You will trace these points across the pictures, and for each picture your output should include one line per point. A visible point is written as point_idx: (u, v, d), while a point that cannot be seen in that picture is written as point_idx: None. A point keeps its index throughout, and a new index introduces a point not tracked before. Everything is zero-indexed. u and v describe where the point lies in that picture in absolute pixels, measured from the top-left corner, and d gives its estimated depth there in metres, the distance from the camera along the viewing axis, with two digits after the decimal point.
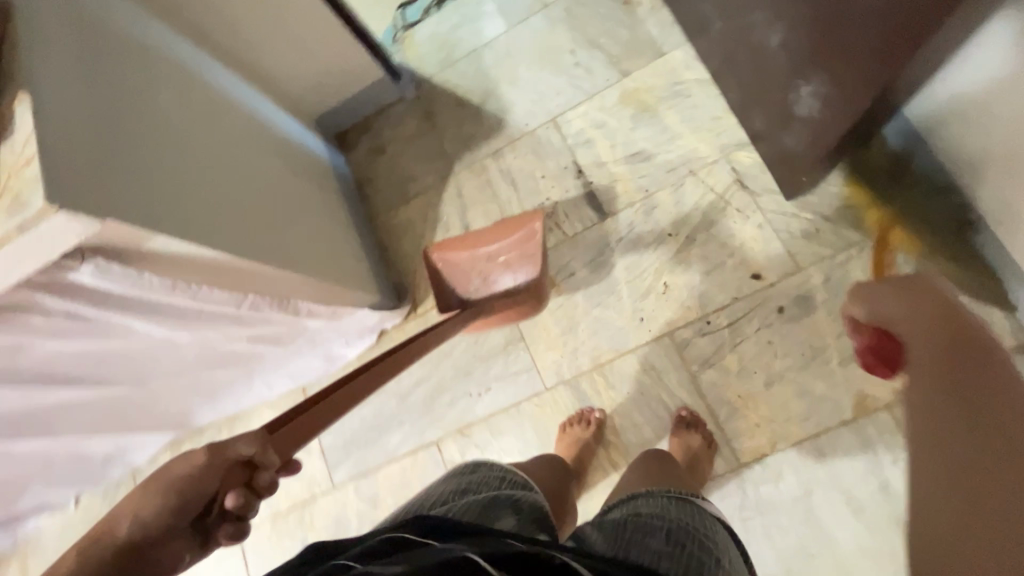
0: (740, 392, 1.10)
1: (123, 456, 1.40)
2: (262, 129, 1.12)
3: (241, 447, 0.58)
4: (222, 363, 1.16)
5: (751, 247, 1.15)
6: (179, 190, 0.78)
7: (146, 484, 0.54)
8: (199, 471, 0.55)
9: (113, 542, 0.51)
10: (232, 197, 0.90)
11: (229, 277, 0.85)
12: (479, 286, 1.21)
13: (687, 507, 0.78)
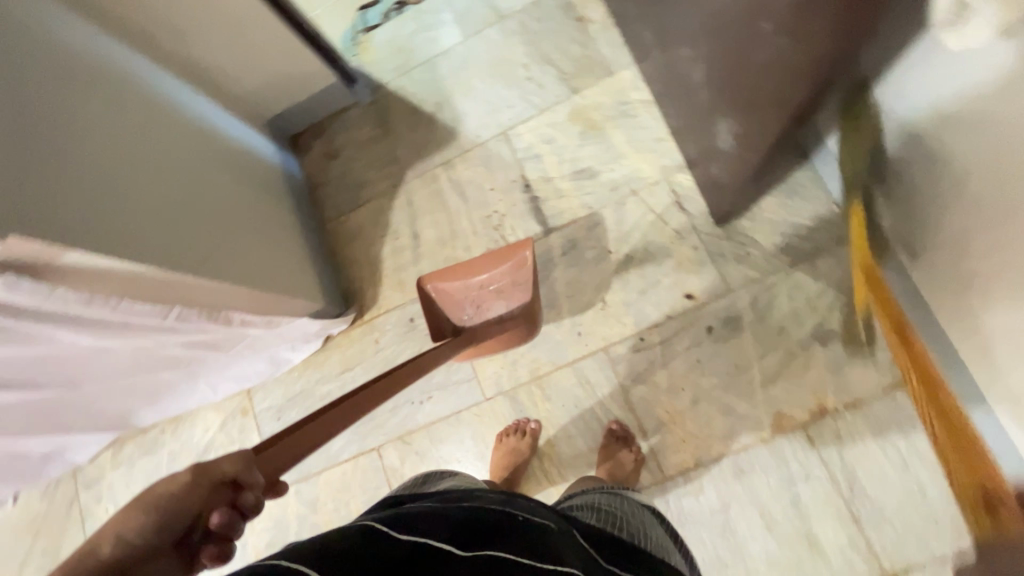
0: (668, 407, 1.14)
1: (62, 455, 1.38)
2: (206, 136, 1.12)
3: (228, 463, 0.48)
4: (162, 368, 1.17)
5: (686, 268, 1.19)
6: (98, 203, 0.78)
7: (123, 508, 0.43)
8: (182, 489, 0.45)
9: (95, 567, 0.39)
10: (160, 205, 0.91)
11: (152, 290, 0.86)
12: (473, 314, 1.21)
13: (618, 497, 0.88)
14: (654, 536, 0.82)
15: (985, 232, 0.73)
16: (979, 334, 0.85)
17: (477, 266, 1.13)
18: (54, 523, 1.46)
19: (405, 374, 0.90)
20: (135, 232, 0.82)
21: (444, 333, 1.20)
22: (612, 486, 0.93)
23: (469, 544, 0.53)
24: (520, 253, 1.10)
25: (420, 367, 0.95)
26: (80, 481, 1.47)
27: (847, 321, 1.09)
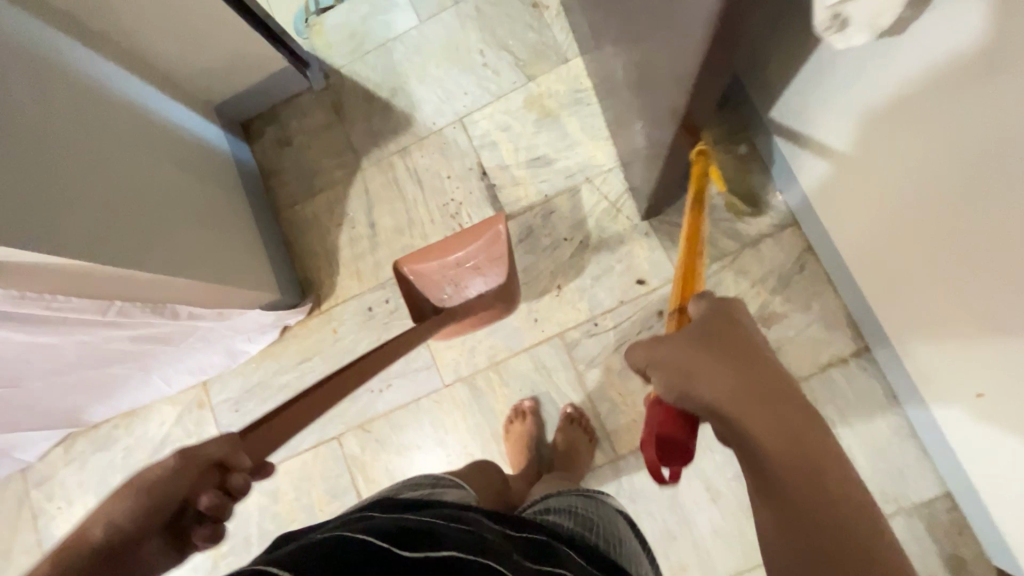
0: (621, 390, 1.18)
1: (10, 455, 1.34)
2: (147, 122, 1.08)
3: (213, 448, 0.58)
4: (112, 363, 1.14)
5: (638, 254, 1.22)
6: (30, 194, 0.75)
7: (118, 490, 0.53)
8: (171, 472, 0.54)
9: (88, 549, 0.49)
10: (93, 193, 0.87)
11: (89, 285, 0.85)
12: (452, 293, 1.21)
13: (593, 500, 0.86)
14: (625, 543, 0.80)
15: (907, 214, 0.77)
16: (904, 313, 0.92)
17: (451, 245, 1.11)
18: (5, 522, 1.42)
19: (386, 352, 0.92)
20: (72, 226, 0.80)
21: (425, 312, 1.21)
22: (583, 488, 0.91)
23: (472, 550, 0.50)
24: (493, 231, 1.07)
25: (397, 347, 0.96)
26: (30, 479, 1.42)
27: (788, 303, 1.14)
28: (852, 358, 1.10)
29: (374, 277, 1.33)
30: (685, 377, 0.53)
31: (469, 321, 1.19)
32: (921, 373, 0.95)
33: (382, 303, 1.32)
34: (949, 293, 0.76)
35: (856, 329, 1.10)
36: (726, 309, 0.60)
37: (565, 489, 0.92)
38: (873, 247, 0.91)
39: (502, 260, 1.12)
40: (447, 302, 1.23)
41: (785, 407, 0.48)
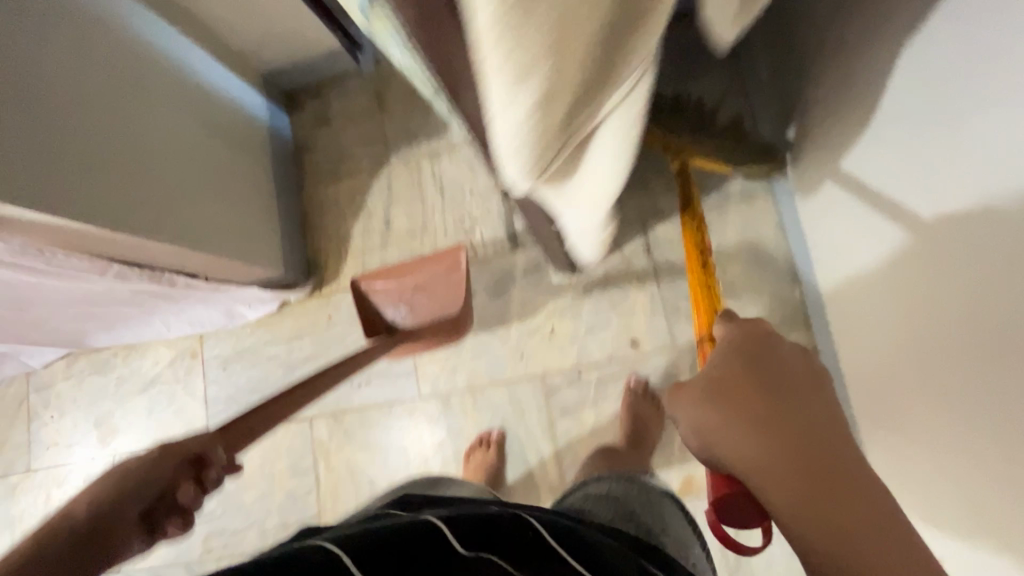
0: (588, 446, 1.17)
1: (16, 360, 1.43)
2: (189, 88, 1.10)
3: (197, 442, 0.57)
4: (113, 305, 1.19)
5: (638, 314, 1.18)
6: (57, 157, 0.78)
7: (95, 478, 0.49)
8: (150, 460, 0.53)
9: (71, 525, 0.44)
10: (128, 160, 0.91)
11: (88, 247, 0.88)
12: (407, 313, 1.20)
13: (638, 487, 0.83)
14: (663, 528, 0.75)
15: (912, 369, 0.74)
16: (887, 454, 0.88)
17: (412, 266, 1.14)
18: (2, 417, 1.53)
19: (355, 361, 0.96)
20: (89, 192, 0.82)
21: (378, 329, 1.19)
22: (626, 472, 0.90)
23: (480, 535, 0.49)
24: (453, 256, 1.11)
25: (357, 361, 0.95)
26: (31, 384, 1.52)
27: None
28: None
29: None
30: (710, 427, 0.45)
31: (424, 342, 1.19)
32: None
33: None
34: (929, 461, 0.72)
35: None
36: (745, 333, 0.49)
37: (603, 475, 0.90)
38: (875, 381, 0.87)
39: (461, 289, 1.15)
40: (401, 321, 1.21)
41: (822, 464, 0.38)
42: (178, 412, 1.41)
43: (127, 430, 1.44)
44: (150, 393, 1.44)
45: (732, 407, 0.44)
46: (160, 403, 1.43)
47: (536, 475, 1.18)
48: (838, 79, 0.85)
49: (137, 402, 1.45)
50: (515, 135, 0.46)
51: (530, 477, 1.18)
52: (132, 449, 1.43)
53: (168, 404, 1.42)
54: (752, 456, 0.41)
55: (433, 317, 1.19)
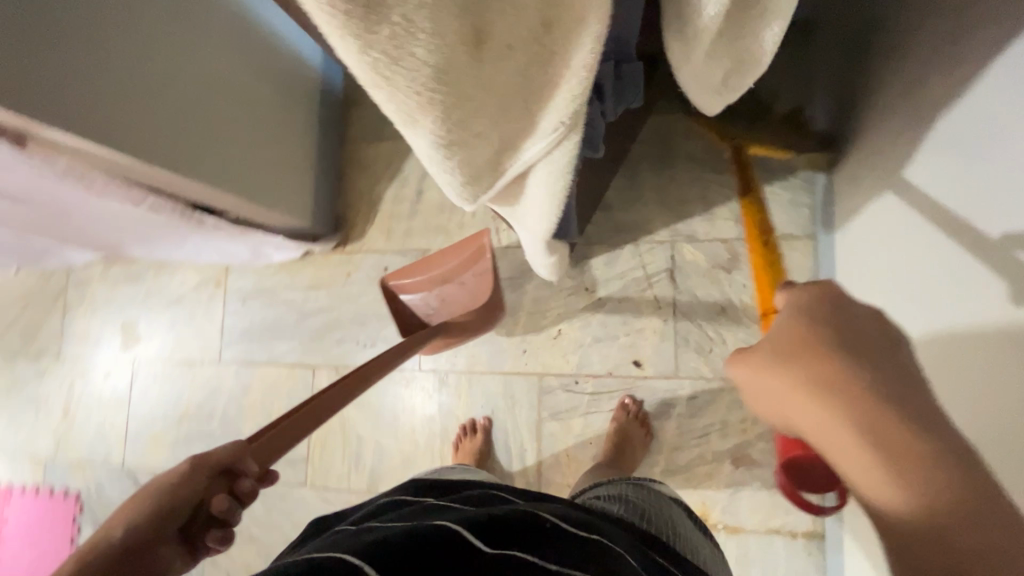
0: (569, 453, 1.18)
1: (59, 257, 1.52)
2: (256, 31, 1.10)
3: (219, 454, 0.56)
4: (148, 229, 1.24)
5: (648, 336, 1.17)
6: (113, 92, 0.80)
7: (131, 501, 0.54)
8: (178, 480, 0.54)
9: (104, 549, 0.50)
10: (184, 102, 0.92)
11: (124, 177, 0.91)
12: (438, 307, 1.16)
13: (644, 489, 0.82)
14: (678, 534, 0.74)
15: None
16: (864, 536, 0.86)
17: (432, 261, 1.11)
18: (41, 304, 1.64)
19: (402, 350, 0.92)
20: (137, 128, 0.84)
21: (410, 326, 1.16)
22: (636, 477, 0.87)
23: (500, 537, 0.49)
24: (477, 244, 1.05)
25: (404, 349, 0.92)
26: (70, 278, 1.62)
27: (767, 455, 1.08)
28: (802, 536, 1.05)
29: (401, 242, 1.35)
30: (774, 401, 0.36)
31: (454, 339, 1.15)
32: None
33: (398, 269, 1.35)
34: None
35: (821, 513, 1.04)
36: (824, 285, 0.39)
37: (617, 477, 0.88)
38: None
39: (486, 279, 1.11)
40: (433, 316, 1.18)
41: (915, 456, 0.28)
42: (196, 334, 1.49)
43: (149, 341, 1.53)
44: (173, 310, 1.52)
45: (804, 364, 0.34)
46: (182, 323, 1.51)
47: (514, 469, 1.21)
48: (888, 155, 0.78)
49: (161, 317, 1.53)
50: (434, 176, 0.48)
51: (508, 470, 1.21)
52: (151, 359, 1.53)
53: (189, 325, 1.50)
54: (824, 433, 0.32)
55: (463, 311, 1.15)
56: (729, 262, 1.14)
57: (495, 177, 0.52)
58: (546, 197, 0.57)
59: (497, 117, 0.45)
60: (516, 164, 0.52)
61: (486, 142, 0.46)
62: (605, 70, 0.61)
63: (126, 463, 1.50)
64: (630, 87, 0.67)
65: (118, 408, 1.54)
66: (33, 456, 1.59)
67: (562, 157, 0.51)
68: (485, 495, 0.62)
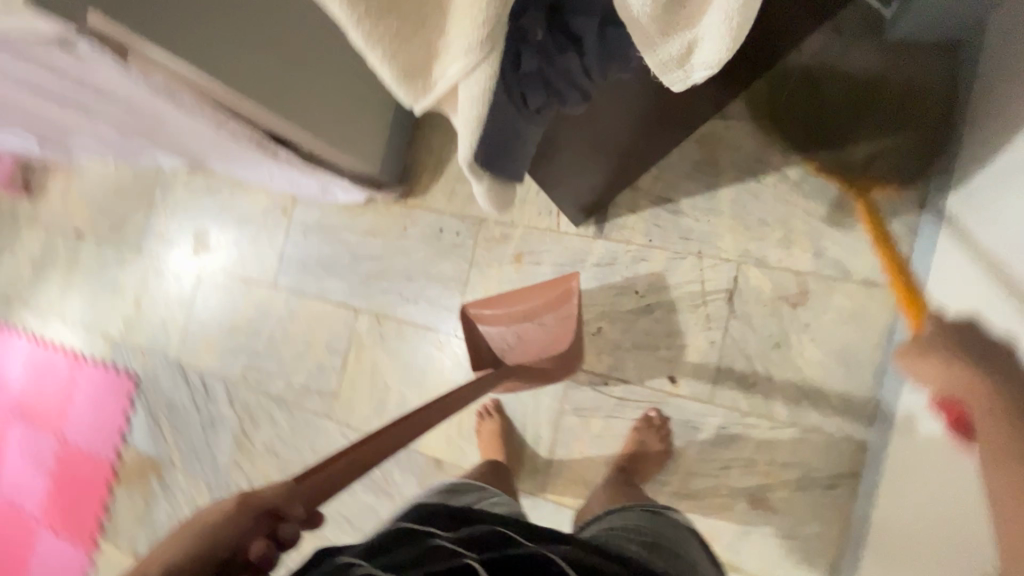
0: (583, 450, 1.17)
1: (150, 159, 1.62)
2: None
3: (270, 492, 0.48)
4: (227, 149, 1.29)
5: (689, 354, 1.11)
6: (210, 17, 0.81)
7: (170, 538, 0.44)
8: (222, 518, 0.46)
9: None
10: (280, 39, 0.93)
11: (210, 102, 0.94)
12: (514, 346, 1.10)
13: (659, 518, 0.80)
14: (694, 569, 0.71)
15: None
16: None
17: (515, 298, 1.07)
18: (132, 198, 1.77)
19: (464, 397, 0.87)
20: (230, 58, 0.86)
21: (483, 362, 1.11)
22: (651, 503, 0.85)
23: None
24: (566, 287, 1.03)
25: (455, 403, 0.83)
26: (158, 180, 1.74)
27: (788, 504, 1.02)
28: None
29: (461, 206, 1.34)
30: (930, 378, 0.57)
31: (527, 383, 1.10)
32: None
33: (452, 232, 1.34)
34: None
35: (832, 574, 0.99)
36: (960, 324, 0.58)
37: (630, 503, 0.86)
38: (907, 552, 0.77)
39: (569, 322, 1.05)
40: (507, 355, 1.11)
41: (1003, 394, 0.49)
42: (257, 255, 1.57)
43: (216, 253, 1.63)
44: (241, 229, 1.60)
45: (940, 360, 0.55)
46: (246, 242, 1.59)
47: (526, 453, 1.21)
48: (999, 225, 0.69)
49: (230, 233, 1.62)
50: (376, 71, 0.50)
51: (519, 453, 1.22)
52: (215, 270, 1.63)
53: (253, 245, 1.58)
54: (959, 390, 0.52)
55: (541, 352, 1.08)
56: (796, 297, 1.05)
57: (419, 84, 0.50)
58: (465, 132, 0.53)
59: (414, 24, 0.47)
60: (437, 80, 0.50)
61: (407, 42, 0.48)
62: (587, 19, 0.51)
63: (180, 359, 1.64)
64: (614, 61, 0.55)
65: (180, 308, 1.67)
66: (106, 333, 1.76)
67: (478, 82, 0.48)
68: (495, 533, 0.62)
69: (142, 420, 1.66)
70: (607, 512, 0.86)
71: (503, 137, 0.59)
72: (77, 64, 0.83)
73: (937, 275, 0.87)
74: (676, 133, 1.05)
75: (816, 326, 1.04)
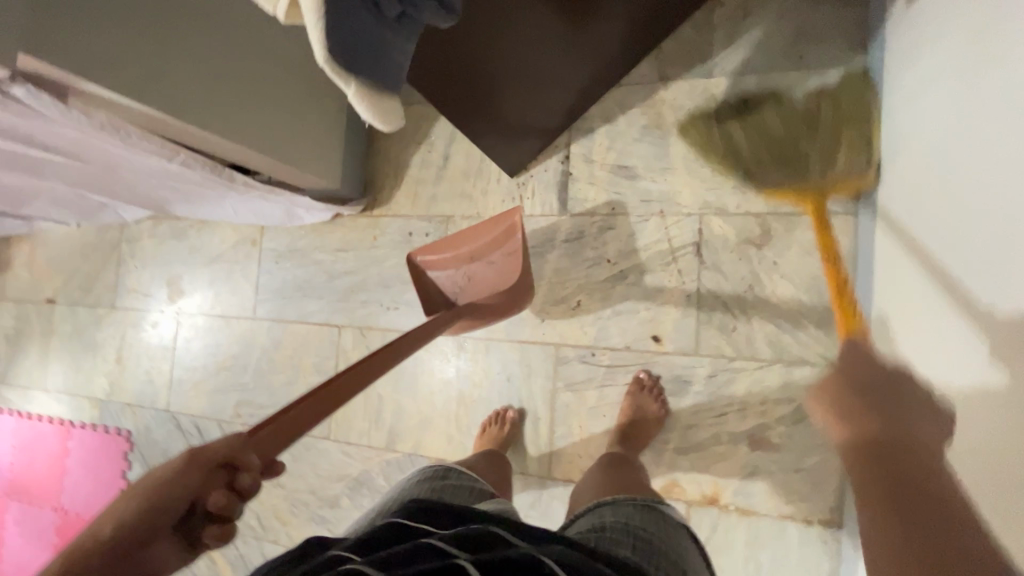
0: (582, 424, 1.18)
1: (111, 213, 1.62)
2: None
3: (217, 448, 0.52)
4: (184, 188, 1.29)
5: (668, 312, 1.13)
6: (146, 67, 0.83)
7: (128, 495, 0.50)
8: (171, 475, 0.50)
9: (97, 548, 0.46)
10: (219, 82, 0.95)
11: (155, 132, 0.95)
12: (464, 286, 1.17)
13: (654, 514, 0.81)
14: (683, 559, 0.73)
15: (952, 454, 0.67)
16: None
17: (462, 239, 1.12)
18: (99, 256, 1.76)
19: (409, 340, 0.88)
20: (173, 96, 0.88)
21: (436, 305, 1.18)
22: (646, 497, 0.86)
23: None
24: (506, 222, 1.08)
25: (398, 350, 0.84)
26: (124, 235, 1.73)
27: (787, 439, 1.04)
28: (817, 524, 1.02)
29: (426, 208, 1.35)
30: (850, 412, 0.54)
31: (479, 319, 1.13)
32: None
33: (422, 234, 1.36)
34: None
35: (841, 500, 1.00)
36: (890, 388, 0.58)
37: (623, 496, 0.86)
38: None
39: (516, 258, 1.11)
40: (459, 296, 1.18)
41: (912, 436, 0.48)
42: (232, 290, 1.56)
43: (190, 296, 1.62)
44: (212, 267, 1.60)
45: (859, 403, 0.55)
46: (220, 280, 1.58)
47: (527, 437, 1.22)
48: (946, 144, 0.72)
49: (202, 274, 1.61)
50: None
51: (520, 438, 1.22)
52: (193, 313, 1.62)
53: (226, 281, 1.57)
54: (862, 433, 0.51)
55: (492, 290, 1.14)
56: (760, 238, 1.08)
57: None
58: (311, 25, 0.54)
59: None
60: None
61: None
62: None
63: (170, 408, 1.62)
64: None
65: (163, 357, 1.65)
66: (91, 396, 1.73)
67: None
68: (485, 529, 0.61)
69: (140, 476, 1.63)
70: (602, 502, 0.85)
71: (362, 47, 0.57)
72: (16, 116, 0.83)
73: (890, 197, 0.92)
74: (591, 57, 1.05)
75: (783, 262, 1.06)
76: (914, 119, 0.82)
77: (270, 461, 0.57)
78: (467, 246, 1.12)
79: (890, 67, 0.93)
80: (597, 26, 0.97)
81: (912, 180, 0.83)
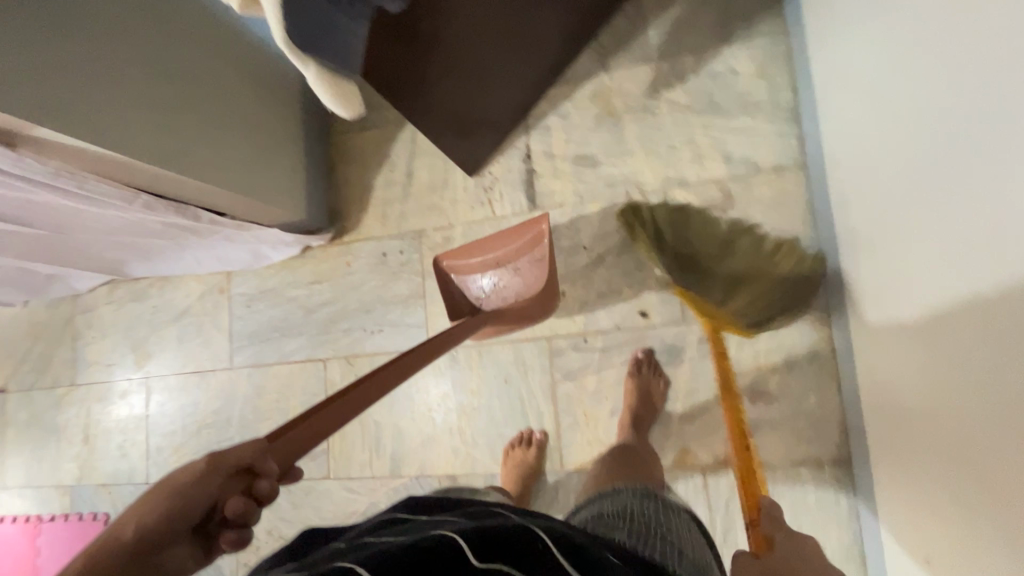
0: (587, 411, 1.18)
1: (62, 285, 1.54)
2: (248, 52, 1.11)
3: (242, 452, 0.50)
4: (145, 242, 1.25)
5: (651, 286, 1.16)
6: (110, 124, 0.83)
7: (149, 490, 0.46)
8: (197, 476, 0.47)
9: (120, 548, 0.42)
10: (183, 138, 0.96)
11: (115, 175, 0.92)
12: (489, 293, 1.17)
13: (650, 501, 0.82)
14: (682, 536, 0.75)
15: (939, 349, 0.71)
16: (899, 450, 0.86)
17: (491, 243, 1.12)
18: (52, 333, 1.66)
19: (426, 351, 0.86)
20: (137, 145, 0.87)
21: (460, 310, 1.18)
22: (644, 487, 0.88)
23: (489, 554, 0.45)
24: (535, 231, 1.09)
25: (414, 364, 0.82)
26: (77, 306, 1.64)
27: (784, 387, 1.08)
28: (827, 463, 1.05)
29: (396, 226, 1.35)
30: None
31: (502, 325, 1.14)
32: (899, 532, 0.88)
33: (396, 253, 1.35)
34: (946, 462, 0.71)
35: (845, 436, 1.04)
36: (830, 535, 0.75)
37: (622, 486, 0.88)
38: (898, 363, 0.84)
39: (543, 266, 1.12)
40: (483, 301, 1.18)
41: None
42: (204, 344, 1.50)
43: (159, 357, 1.55)
44: (180, 324, 1.53)
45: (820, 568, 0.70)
46: (190, 335, 1.52)
47: (534, 435, 1.21)
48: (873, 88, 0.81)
49: (169, 332, 1.54)
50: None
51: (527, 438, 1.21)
52: (164, 374, 1.54)
53: (197, 336, 1.51)
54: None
55: (517, 299, 1.15)
56: (723, 202, 1.13)
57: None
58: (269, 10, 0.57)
59: None
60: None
61: None
62: None
63: (151, 480, 1.52)
64: None
65: (136, 428, 1.55)
66: (59, 484, 1.60)
67: None
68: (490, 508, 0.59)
69: None
70: (599, 495, 0.87)
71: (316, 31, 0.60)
72: None
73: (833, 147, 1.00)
74: (537, 55, 1.10)
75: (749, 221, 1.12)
76: (843, 84, 0.92)
77: (290, 467, 0.55)
78: (495, 252, 1.13)
79: (812, 34, 1.02)
80: (539, 26, 1.03)
81: (854, 123, 0.90)
